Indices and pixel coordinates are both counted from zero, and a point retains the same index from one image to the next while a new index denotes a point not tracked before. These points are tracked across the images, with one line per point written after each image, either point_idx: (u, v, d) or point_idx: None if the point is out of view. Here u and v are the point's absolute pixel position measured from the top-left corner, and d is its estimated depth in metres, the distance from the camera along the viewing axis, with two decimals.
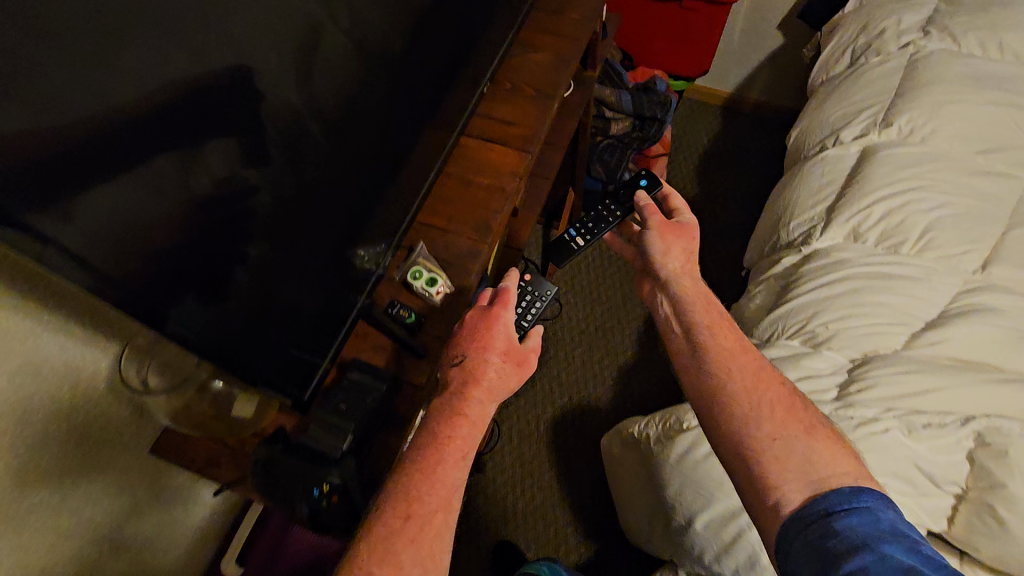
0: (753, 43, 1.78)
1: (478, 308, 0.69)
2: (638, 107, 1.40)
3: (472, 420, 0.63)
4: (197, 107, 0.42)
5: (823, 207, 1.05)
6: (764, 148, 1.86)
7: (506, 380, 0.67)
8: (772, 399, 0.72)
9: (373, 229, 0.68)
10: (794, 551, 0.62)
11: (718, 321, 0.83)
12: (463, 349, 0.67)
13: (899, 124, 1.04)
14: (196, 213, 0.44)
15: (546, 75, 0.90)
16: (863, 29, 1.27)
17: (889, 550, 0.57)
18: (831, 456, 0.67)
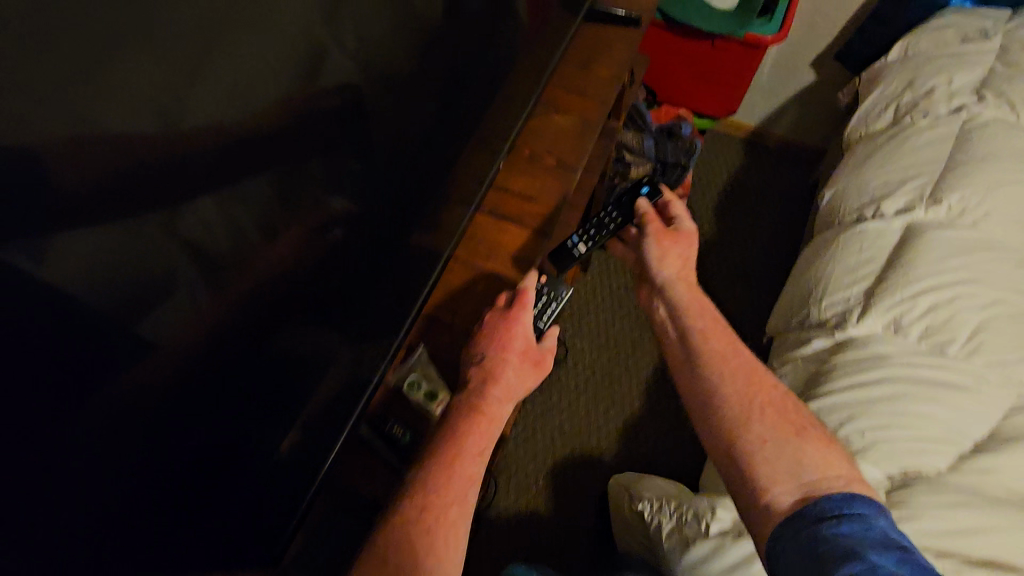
0: (784, 79, 1.68)
1: (497, 311, 0.69)
2: (662, 153, 1.31)
3: (491, 418, 0.63)
4: (191, 163, 0.37)
5: (861, 288, 0.96)
6: (788, 189, 1.77)
7: (524, 382, 0.67)
8: (762, 399, 0.67)
9: (359, 334, 0.61)
10: (785, 556, 0.57)
11: (711, 322, 0.77)
12: (484, 347, 0.66)
13: (949, 202, 0.96)
14: (193, 266, 0.40)
15: (570, 141, 0.82)
16: (909, 84, 1.18)
17: (880, 561, 0.52)
18: (824, 458, 0.62)
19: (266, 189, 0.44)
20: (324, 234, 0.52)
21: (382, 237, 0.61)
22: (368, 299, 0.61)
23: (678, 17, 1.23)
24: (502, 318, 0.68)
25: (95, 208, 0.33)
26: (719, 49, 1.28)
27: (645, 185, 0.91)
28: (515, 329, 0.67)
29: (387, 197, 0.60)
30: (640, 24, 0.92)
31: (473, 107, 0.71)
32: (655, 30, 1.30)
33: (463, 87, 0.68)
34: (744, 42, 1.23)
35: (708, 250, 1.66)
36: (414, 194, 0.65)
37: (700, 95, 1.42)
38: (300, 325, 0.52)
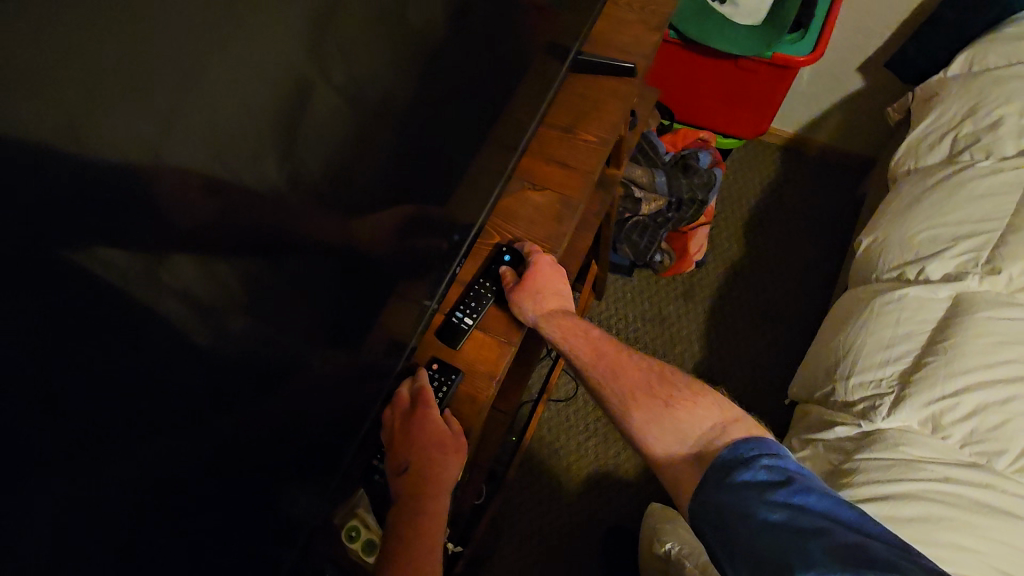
0: (828, 86, 1.49)
1: (399, 424, 0.66)
2: (676, 187, 1.20)
3: (433, 512, 0.62)
4: (206, 181, 0.37)
5: (894, 370, 0.83)
6: (830, 205, 1.59)
7: (451, 469, 0.64)
8: (631, 387, 0.68)
9: (298, 457, 0.56)
10: (695, 514, 0.57)
11: (569, 327, 0.74)
12: (401, 457, 0.64)
13: (1010, 272, 0.82)
14: (186, 313, 0.39)
15: (531, 229, 0.78)
16: (970, 112, 1.01)
17: (776, 499, 0.53)
18: (694, 414, 0.63)
19: (167, 356, 0.39)
20: (240, 394, 0.46)
21: (320, 361, 0.55)
22: (309, 421, 0.56)
23: (696, 34, 1.08)
24: (406, 428, 0.65)
25: (109, 215, 0.32)
26: (743, 68, 1.13)
27: (506, 253, 0.75)
28: (423, 424, 0.64)
29: (328, 320, 0.55)
30: (636, 74, 0.84)
31: (433, 193, 0.65)
32: (669, 47, 1.16)
33: (424, 180, 0.62)
34: (772, 61, 1.09)
35: (734, 278, 1.52)
36: (360, 303, 0.59)
37: (722, 115, 1.27)
38: (219, 482, 0.47)
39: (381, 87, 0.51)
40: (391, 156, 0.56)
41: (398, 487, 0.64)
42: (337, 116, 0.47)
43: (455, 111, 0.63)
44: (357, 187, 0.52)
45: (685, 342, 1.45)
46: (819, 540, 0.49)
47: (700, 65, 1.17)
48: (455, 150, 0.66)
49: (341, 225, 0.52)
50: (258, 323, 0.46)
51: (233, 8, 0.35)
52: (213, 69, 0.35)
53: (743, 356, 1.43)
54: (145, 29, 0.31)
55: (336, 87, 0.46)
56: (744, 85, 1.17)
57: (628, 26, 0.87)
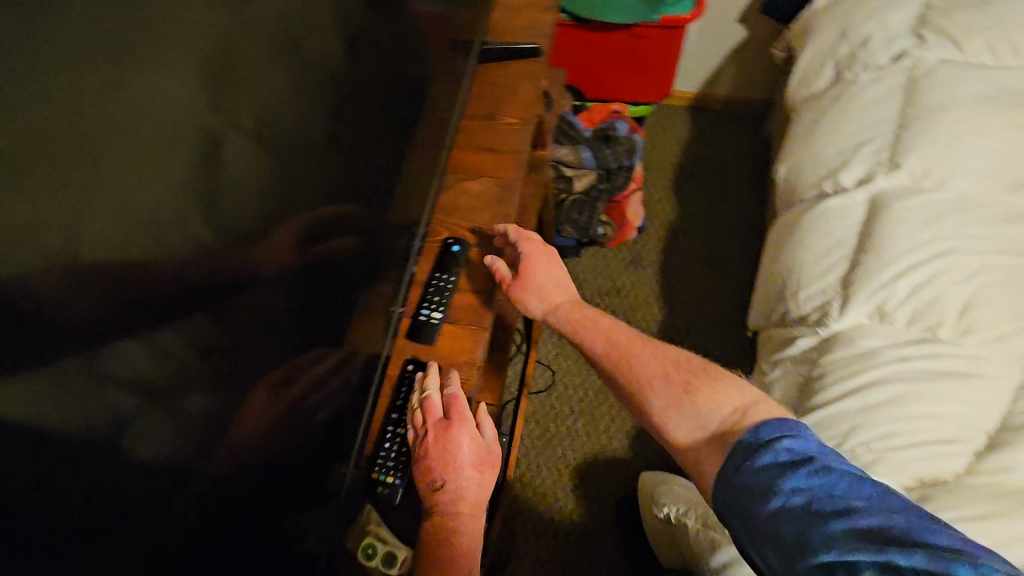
0: (715, 41, 1.60)
1: (432, 431, 0.64)
2: (603, 159, 1.25)
3: (471, 518, 0.61)
4: (149, 229, 0.35)
5: (835, 276, 0.90)
6: (743, 150, 1.70)
7: (489, 486, 0.64)
8: (649, 373, 0.68)
9: (300, 481, 0.55)
10: (719, 506, 0.55)
11: (581, 319, 0.74)
12: (439, 475, 0.62)
13: (909, 165, 0.90)
14: (135, 398, 0.36)
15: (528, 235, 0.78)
16: (842, 35, 1.10)
17: (795, 484, 0.50)
18: (718, 401, 0.63)
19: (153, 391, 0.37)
20: (226, 428, 0.45)
21: (299, 383, 0.54)
22: (303, 442, 0.55)
23: (587, 13, 1.14)
24: (439, 438, 0.64)
25: (49, 280, 0.29)
26: (636, 35, 1.20)
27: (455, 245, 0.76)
28: (462, 440, 0.63)
29: (298, 341, 0.54)
30: (541, 54, 0.87)
31: (374, 198, 0.65)
32: (566, 29, 1.21)
33: (362, 186, 0.62)
34: (660, 25, 1.16)
35: (674, 236, 1.59)
36: (327, 318, 0.58)
37: (628, 85, 1.33)
38: (223, 516, 0.45)
39: (299, 109, 0.49)
40: (330, 166, 0.56)
41: (430, 498, 0.62)
42: (252, 160, 0.44)
43: (378, 114, 0.63)
44: (302, 202, 0.52)
45: (644, 306, 1.50)
46: (841, 521, 0.46)
47: (596, 40, 1.23)
48: (386, 153, 0.66)
49: (298, 238, 0.51)
50: (232, 355, 0.44)
51: (118, 67, 0.32)
52: (112, 140, 0.32)
53: (700, 305, 1.50)
54: (24, 116, 0.27)
55: (245, 129, 0.43)
56: (640, 52, 1.24)
57: (524, 11, 0.91)
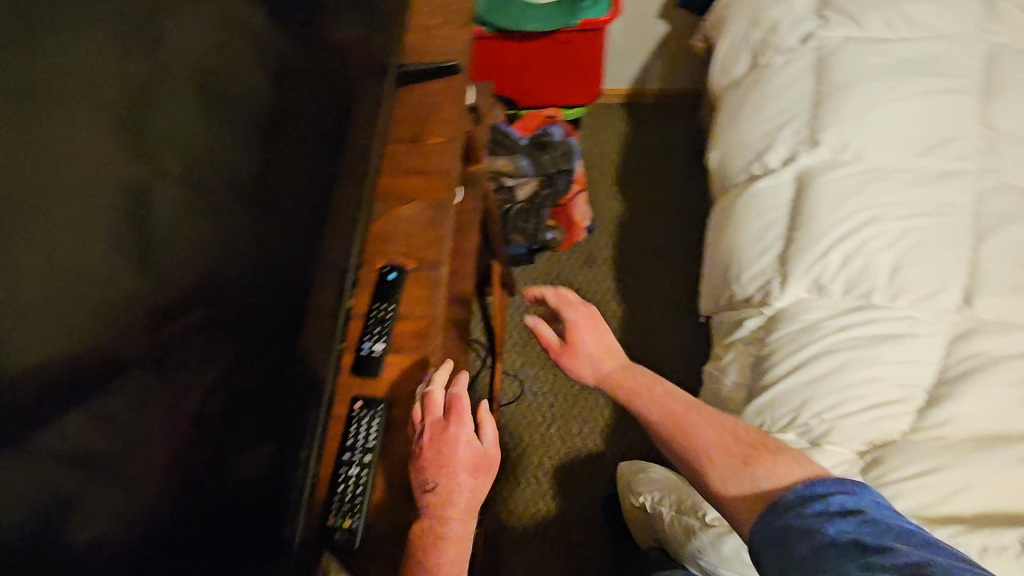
0: (639, 37, 1.64)
1: (430, 430, 0.63)
2: (542, 166, 1.26)
3: (461, 520, 0.61)
4: (56, 281, 0.37)
5: (773, 255, 0.93)
6: (680, 140, 1.74)
7: (482, 492, 0.63)
8: (709, 439, 0.70)
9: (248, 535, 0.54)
10: (760, 549, 0.60)
11: (639, 385, 0.77)
12: (431, 479, 0.61)
13: (828, 141, 0.93)
14: (25, 473, 0.35)
15: (583, 308, 0.85)
16: (753, 22, 1.14)
17: (840, 526, 0.56)
18: (776, 474, 0.65)
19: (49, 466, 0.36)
20: (165, 485, 0.45)
21: (249, 428, 0.54)
22: (248, 495, 0.53)
23: (506, 25, 1.16)
24: (437, 438, 0.62)
25: None
26: (558, 40, 1.22)
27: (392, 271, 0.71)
28: (456, 449, 0.61)
29: (245, 389, 0.53)
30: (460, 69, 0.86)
31: (307, 235, 0.64)
32: (489, 40, 1.22)
33: (291, 225, 0.62)
34: (580, 28, 1.18)
35: (625, 230, 1.62)
36: (270, 361, 0.58)
37: (558, 89, 1.35)
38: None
39: (219, 151, 0.51)
40: (245, 209, 0.54)
41: (420, 499, 0.61)
42: (184, 206, 0.47)
43: (295, 149, 0.63)
44: (238, 248, 0.53)
45: (603, 302, 1.52)
46: (880, 553, 0.51)
47: (520, 49, 1.24)
48: (312, 187, 0.66)
49: (216, 287, 0.50)
50: (168, 408, 0.45)
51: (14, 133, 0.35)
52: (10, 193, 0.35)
53: (657, 296, 1.53)
54: None
55: (175, 174, 0.46)
56: (565, 56, 1.26)
57: (439, 28, 0.90)
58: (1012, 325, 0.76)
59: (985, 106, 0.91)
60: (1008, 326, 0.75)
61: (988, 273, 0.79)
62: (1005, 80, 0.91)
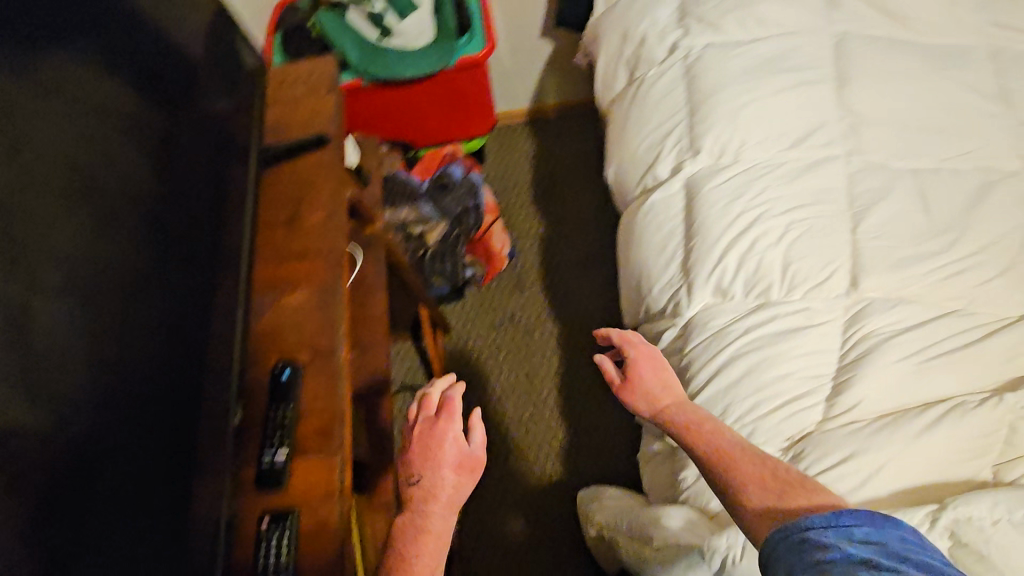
0: (527, 59, 1.65)
1: (423, 429, 0.75)
2: (446, 208, 1.25)
3: (443, 509, 0.70)
4: None
5: (676, 265, 0.95)
6: (587, 150, 1.77)
7: (464, 491, 0.72)
8: (751, 470, 0.70)
9: None
10: (772, 558, 0.60)
11: (695, 417, 0.78)
12: (418, 470, 0.71)
13: (707, 147, 0.96)
14: None
15: (645, 346, 0.87)
16: (624, 37, 1.17)
17: (857, 551, 0.55)
18: (809, 509, 0.64)
19: None
20: None
21: (162, 556, 0.52)
22: None
23: (385, 73, 1.13)
24: (429, 435, 0.74)
25: None
26: (441, 80, 1.21)
27: (285, 370, 0.66)
28: (443, 444, 0.72)
29: (120, 538, 0.49)
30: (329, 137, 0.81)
31: (208, 338, 0.63)
32: (371, 90, 1.20)
33: (189, 330, 0.61)
34: (461, 65, 1.18)
35: (547, 249, 1.64)
36: (191, 473, 0.56)
37: (453, 125, 1.35)
38: None
39: (103, 259, 0.53)
40: (95, 343, 0.50)
41: (408, 492, 0.71)
42: (62, 326, 0.48)
43: (177, 255, 0.62)
44: (130, 361, 0.53)
45: (539, 323, 1.54)
46: None
47: (403, 95, 1.23)
48: (207, 287, 0.64)
49: (56, 436, 0.46)
50: (57, 548, 0.44)
51: None
52: None
53: (590, 308, 1.55)
54: None
55: (53, 286, 0.48)
56: (450, 94, 1.25)
57: (301, 93, 0.84)
58: (899, 299, 0.79)
59: (843, 92, 0.95)
60: (893, 302, 0.79)
61: (869, 253, 0.83)
62: (856, 66, 0.96)
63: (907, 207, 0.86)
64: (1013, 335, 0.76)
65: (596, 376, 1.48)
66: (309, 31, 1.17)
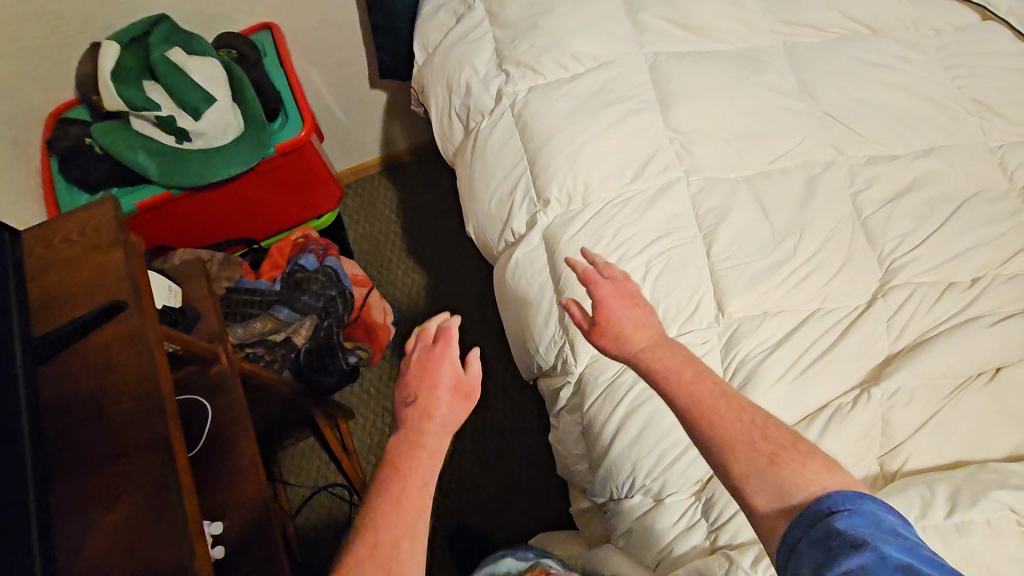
0: (363, 114, 1.55)
1: (423, 351, 0.70)
2: (306, 306, 1.12)
3: (434, 441, 0.63)
4: None
5: (554, 321, 0.92)
6: (450, 190, 1.71)
7: (460, 415, 0.66)
8: (742, 425, 0.64)
9: None
10: (795, 550, 0.54)
11: (675, 359, 0.72)
12: (415, 391, 0.67)
13: (555, 195, 0.94)
14: None
15: (611, 282, 0.78)
16: (449, 88, 1.11)
17: (889, 552, 0.50)
18: (805, 479, 0.59)
19: None
20: None
21: None
22: None
23: (195, 180, 1.00)
24: (428, 356, 0.70)
25: None
26: (263, 172, 1.10)
27: None
28: (441, 366, 0.68)
29: None
30: (126, 304, 0.68)
31: None
32: (184, 200, 1.06)
33: None
34: (280, 153, 1.08)
35: (433, 302, 1.57)
36: None
37: (295, 209, 1.24)
38: None
39: None
40: None
41: (402, 416, 0.66)
42: None
43: None
44: None
45: None
46: None
47: (225, 195, 1.10)
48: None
49: None
50: None
51: None
52: None
53: (491, 354, 1.50)
54: None
55: None
56: (280, 180, 1.14)
57: (75, 252, 0.71)
58: (763, 315, 0.81)
59: (667, 114, 0.97)
60: (759, 320, 0.81)
61: (726, 275, 0.84)
62: (674, 86, 0.98)
63: (750, 218, 0.88)
64: (869, 324, 0.79)
65: (514, 422, 1.43)
66: (89, 148, 1.01)
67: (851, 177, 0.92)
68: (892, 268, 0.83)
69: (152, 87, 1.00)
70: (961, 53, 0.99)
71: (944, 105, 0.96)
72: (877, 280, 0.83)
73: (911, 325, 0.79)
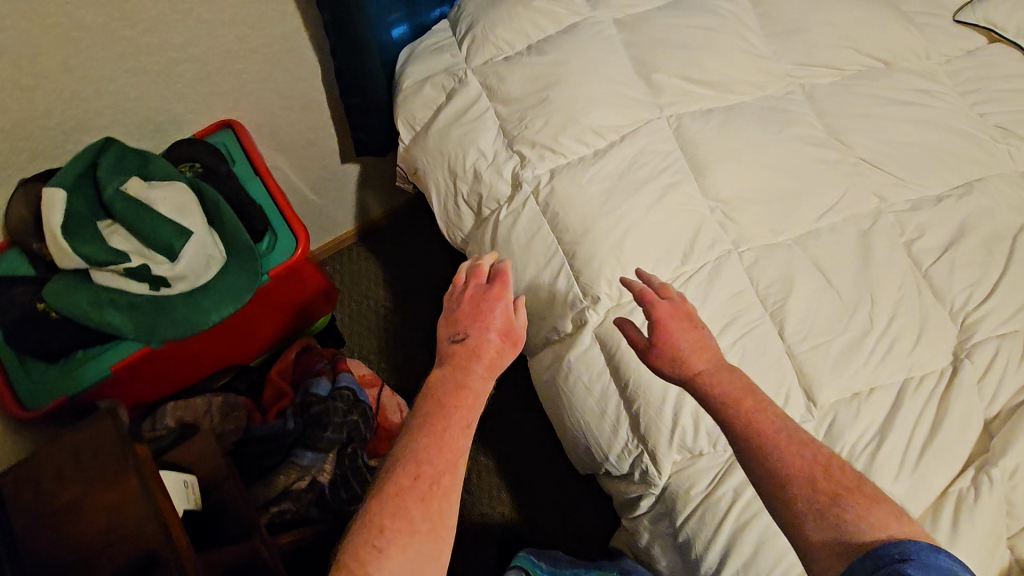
0: (336, 191, 1.40)
1: (478, 289, 0.70)
2: (331, 442, 0.99)
3: (478, 388, 0.62)
4: None
5: (625, 429, 0.84)
6: (440, 255, 1.59)
7: (507, 358, 0.66)
8: (804, 447, 0.62)
9: None
10: None
11: (736, 379, 0.68)
12: (468, 327, 0.66)
13: (604, 291, 0.85)
14: None
15: (670, 302, 0.74)
16: (452, 174, 0.99)
17: None
18: (880, 525, 0.55)
19: None
20: None
21: None
22: None
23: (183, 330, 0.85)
24: (483, 294, 0.69)
25: None
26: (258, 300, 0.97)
27: None
28: (495, 306, 0.68)
29: None
30: (161, 556, 0.54)
31: None
32: (169, 349, 0.91)
33: None
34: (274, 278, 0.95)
35: None
36: None
37: (290, 319, 1.10)
38: None
39: None
40: None
41: (447, 349, 0.65)
42: None
43: None
44: None
45: None
46: None
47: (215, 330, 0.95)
48: None
49: None
50: None
51: None
52: None
53: None
54: None
55: None
56: (274, 300, 1.01)
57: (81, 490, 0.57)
58: (858, 400, 0.77)
59: (704, 182, 0.90)
60: (854, 406, 0.76)
61: (808, 359, 0.79)
62: (706, 150, 0.91)
63: (817, 286, 0.83)
64: (963, 392, 0.76)
65: None
66: (44, 315, 0.83)
67: (902, 226, 0.88)
68: (967, 324, 0.81)
69: (111, 230, 0.84)
70: (979, 84, 0.98)
71: (975, 139, 0.94)
72: (955, 340, 0.81)
73: (1001, 386, 0.77)
